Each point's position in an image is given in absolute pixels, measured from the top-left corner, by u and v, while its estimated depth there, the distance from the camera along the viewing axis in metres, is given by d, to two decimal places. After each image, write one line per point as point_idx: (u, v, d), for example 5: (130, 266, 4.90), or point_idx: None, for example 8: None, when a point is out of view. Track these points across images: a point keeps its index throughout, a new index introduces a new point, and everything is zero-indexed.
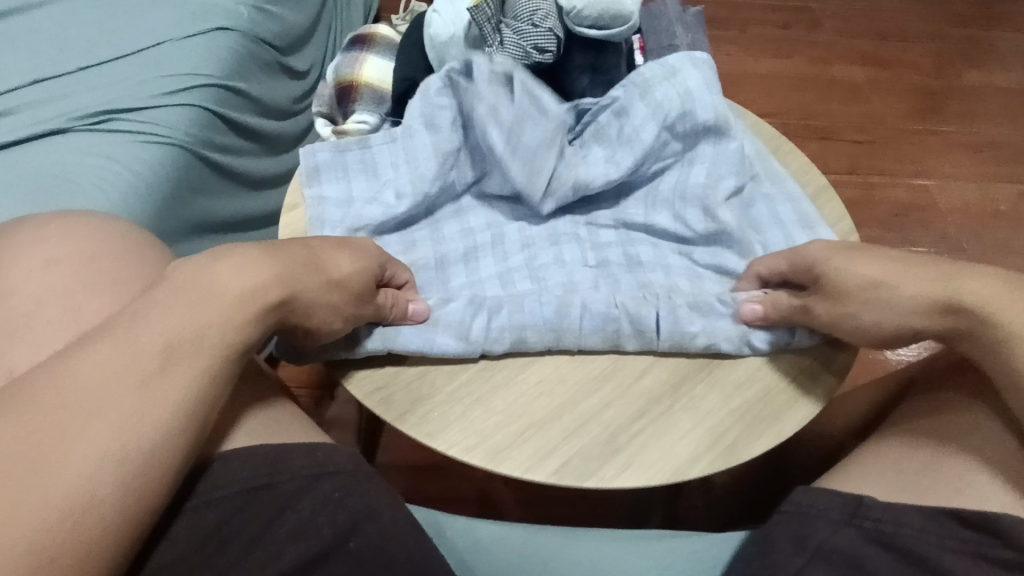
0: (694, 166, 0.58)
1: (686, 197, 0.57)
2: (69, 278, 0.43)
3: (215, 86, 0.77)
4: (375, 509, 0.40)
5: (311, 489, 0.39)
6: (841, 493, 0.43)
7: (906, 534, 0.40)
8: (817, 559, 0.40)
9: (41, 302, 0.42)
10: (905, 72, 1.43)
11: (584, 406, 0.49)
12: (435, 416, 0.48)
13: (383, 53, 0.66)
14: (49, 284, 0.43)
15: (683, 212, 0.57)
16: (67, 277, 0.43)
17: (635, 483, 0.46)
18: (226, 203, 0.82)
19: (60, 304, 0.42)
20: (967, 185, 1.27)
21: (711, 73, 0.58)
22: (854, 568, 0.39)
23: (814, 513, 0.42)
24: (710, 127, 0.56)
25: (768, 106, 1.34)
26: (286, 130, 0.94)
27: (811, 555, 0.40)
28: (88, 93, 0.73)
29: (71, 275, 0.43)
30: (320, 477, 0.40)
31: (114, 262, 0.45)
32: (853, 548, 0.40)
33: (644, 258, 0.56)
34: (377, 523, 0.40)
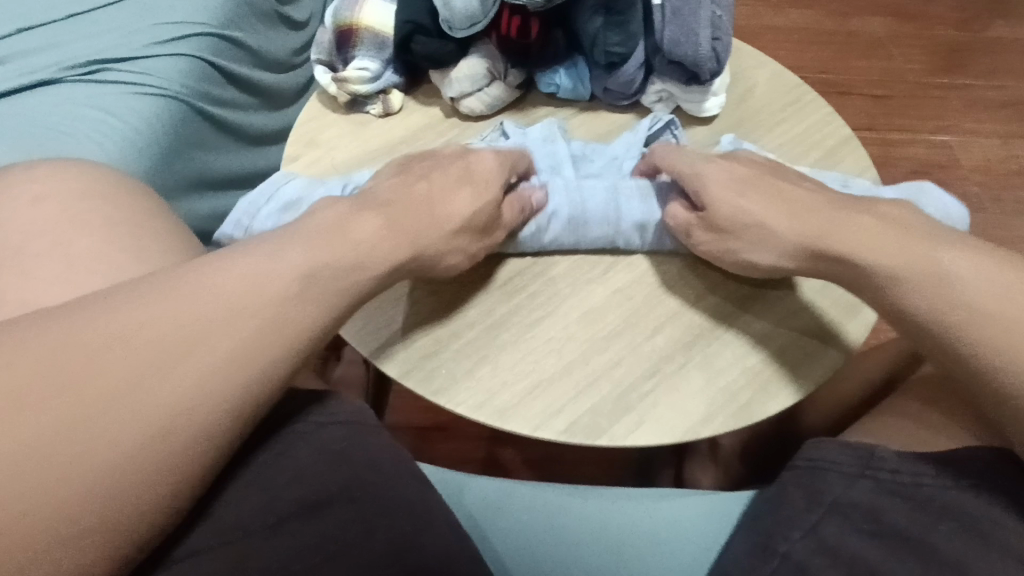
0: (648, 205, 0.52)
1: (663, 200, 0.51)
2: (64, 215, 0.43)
3: (210, 35, 0.74)
4: (372, 455, 0.40)
5: (311, 438, 0.38)
6: (852, 445, 0.41)
7: (929, 487, 0.39)
8: (832, 512, 0.40)
9: (32, 241, 0.42)
10: (930, 24, 1.36)
11: (594, 363, 0.47)
12: (443, 373, 0.46)
13: None
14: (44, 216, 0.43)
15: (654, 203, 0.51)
16: (50, 218, 0.43)
17: (647, 442, 0.44)
18: (219, 157, 0.78)
19: (38, 247, 0.42)
20: (990, 143, 1.23)
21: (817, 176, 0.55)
22: (872, 521, 0.39)
23: (827, 467, 0.41)
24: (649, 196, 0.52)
25: (785, 61, 1.29)
26: (285, 84, 0.89)
27: (826, 509, 0.40)
28: (78, 41, 0.70)
29: (58, 219, 0.43)
30: (321, 426, 0.39)
31: (98, 205, 0.44)
32: (874, 499, 0.39)
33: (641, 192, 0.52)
34: (377, 469, 0.39)
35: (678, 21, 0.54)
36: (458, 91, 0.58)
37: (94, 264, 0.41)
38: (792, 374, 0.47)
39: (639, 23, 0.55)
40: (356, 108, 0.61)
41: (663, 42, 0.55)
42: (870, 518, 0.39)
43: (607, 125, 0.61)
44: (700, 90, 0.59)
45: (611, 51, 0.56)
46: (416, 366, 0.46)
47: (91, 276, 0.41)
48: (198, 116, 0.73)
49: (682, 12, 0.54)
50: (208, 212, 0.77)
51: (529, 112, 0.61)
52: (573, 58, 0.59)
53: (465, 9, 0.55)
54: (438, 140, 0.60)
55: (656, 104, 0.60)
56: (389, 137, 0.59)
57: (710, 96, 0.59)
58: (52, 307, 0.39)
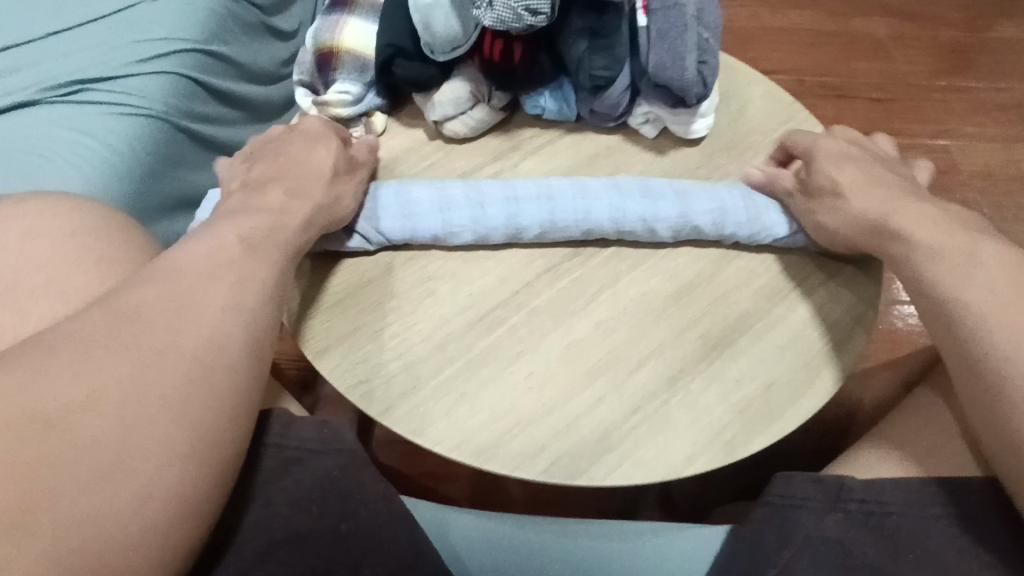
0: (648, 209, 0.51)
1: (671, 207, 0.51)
2: (59, 259, 0.45)
3: (193, 52, 0.73)
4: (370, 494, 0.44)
5: (312, 464, 0.44)
6: (822, 481, 0.44)
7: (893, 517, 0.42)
8: (802, 551, 0.42)
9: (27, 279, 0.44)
10: (932, 25, 1.34)
11: (576, 401, 0.46)
12: (420, 412, 0.45)
13: (364, 13, 0.60)
14: (37, 258, 0.45)
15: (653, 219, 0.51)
16: (48, 257, 0.45)
17: (628, 483, 0.44)
18: (204, 174, 0.77)
19: (38, 282, 0.44)
20: (992, 148, 1.21)
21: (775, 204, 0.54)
22: (843, 556, 0.41)
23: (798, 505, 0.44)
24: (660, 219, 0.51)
25: (783, 64, 1.28)
26: (272, 96, 0.88)
27: (796, 548, 0.42)
28: (58, 61, 0.69)
29: (58, 255, 0.45)
30: (321, 454, 0.44)
31: (92, 246, 0.46)
32: (835, 530, 0.43)
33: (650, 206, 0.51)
34: (372, 508, 0.43)
35: (664, 44, 0.53)
36: (441, 115, 0.57)
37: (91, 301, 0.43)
38: (778, 410, 0.46)
39: (624, 46, 0.54)
40: None
41: (649, 65, 0.54)
42: (841, 553, 0.42)
43: (594, 148, 0.60)
44: (688, 113, 0.58)
45: (596, 74, 0.54)
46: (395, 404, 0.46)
47: None
48: (181, 134, 0.72)
49: (669, 35, 0.53)
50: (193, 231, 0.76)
51: (515, 133, 0.60)
52: (559, 81, 0.58)
53: (446, 30, 0.53)
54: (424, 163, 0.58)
55: (643, 125, 0.59)
56: None
57: (699, 118, 0.58)
58: None
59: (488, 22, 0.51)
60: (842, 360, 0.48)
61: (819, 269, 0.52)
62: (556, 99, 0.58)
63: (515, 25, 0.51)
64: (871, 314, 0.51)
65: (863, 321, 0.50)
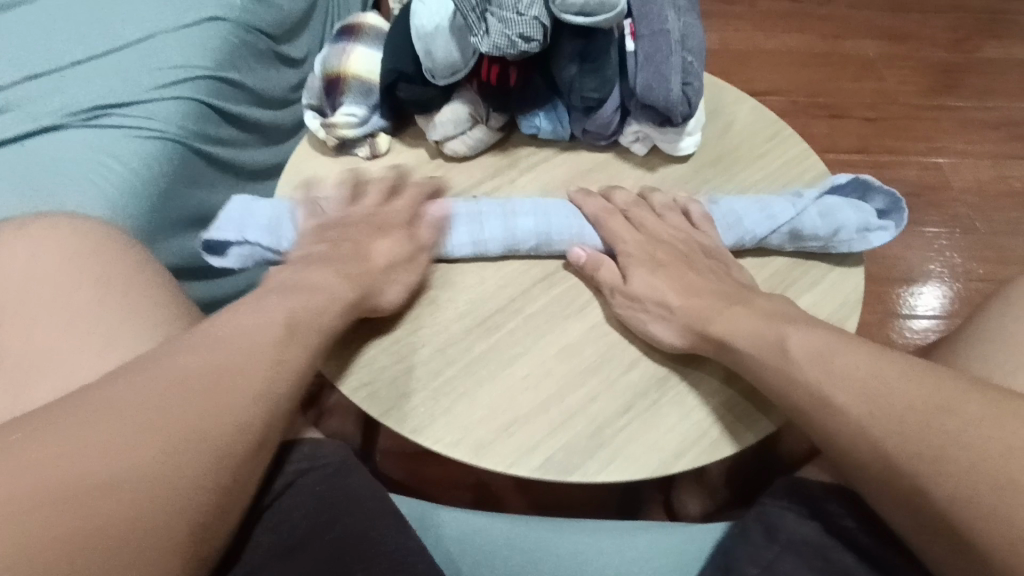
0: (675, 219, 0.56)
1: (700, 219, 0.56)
2: (73, 278, 0.48)
3: (208, 78, 0.77)
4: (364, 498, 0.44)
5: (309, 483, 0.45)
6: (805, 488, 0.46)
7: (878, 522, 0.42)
8: (787, 550, 0.42)
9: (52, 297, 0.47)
10: (921, 47, 1.39)
11: (570, 400, 0.48)
12: (422, 412, 0.48)
13: (370, 41, 0.64)
14: (61, 278, 0.48)
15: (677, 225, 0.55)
16: (70, 275, 0.48)
17: (620, 478, 0.46)
18: (216, 193, 0.80)
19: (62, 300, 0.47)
20: (982, 164, 1.25)
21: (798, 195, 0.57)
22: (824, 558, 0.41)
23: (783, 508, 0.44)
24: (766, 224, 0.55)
25: (776, 84, 1.32)
26: (281, 120, 0.92)
27: (781, 546, 0.42)
28: (81, 88, 0.73)
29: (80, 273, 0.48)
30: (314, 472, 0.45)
31: (111, 264, 0.50)
32: (815, 532, 0.42)
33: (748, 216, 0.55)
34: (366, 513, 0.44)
35: (651, 67, 0.57)
36: (442, 134, 0.60)
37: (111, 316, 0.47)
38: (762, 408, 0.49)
39: (614, 69, 0.58)
40: (345, 151, 0.63)
41: (637, 87, 0.57)
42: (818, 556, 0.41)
43: (587, 165, 0.63)
44: (676, 131, 0.60)
45: (587, 96, 0.58)
46: (397, 405, 0.48)
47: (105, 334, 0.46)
48: (195, 155, 0.76)
49: (655, 58, 0.57)
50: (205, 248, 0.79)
51: (512, 152, 0.64)
52: (553, 102, 0.61)
53: (446, 57, 0.57)
54: (424, 179, 0.62)
55: (634, 143, 0.62)
56: (375, 178, 0.62)
57: (686, 136, 0.61)
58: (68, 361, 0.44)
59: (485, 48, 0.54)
60: None
61: (804, 273, 0.56)
62: (550, 117, 0.61)
63: (510, 51, 0.54)
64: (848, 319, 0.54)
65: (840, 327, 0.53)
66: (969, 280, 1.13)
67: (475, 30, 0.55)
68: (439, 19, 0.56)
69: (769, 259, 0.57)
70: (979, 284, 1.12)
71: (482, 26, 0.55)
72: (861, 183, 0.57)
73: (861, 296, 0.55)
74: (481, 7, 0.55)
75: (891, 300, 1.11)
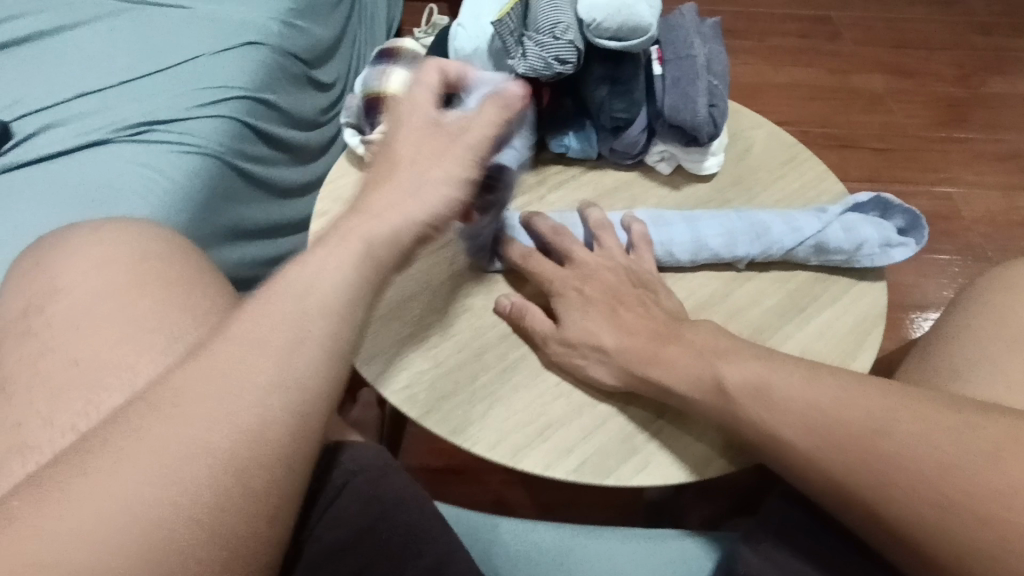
0: (706, 231, 0.56)
1: (726, 227, 0.56)
2: (126, 279, 0.50)
3: (247, 98, 0.81)
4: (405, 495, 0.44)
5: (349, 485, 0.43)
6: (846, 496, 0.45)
7: None
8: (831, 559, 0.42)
9: (104, 298, 0.49)
10: (928, 81, 1.42)
11: (603, 407, 0.49)
12: (459, 414, 0.49)
13: (407, 64, 0.67)
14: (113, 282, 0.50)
15: (705, 236, 0.56)
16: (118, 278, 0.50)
17: (652, 483, 0.47)
18: (250, 208, 0.83)
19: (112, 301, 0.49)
20: (991, 195, 1.27)
21: (822, 211, 0.58)
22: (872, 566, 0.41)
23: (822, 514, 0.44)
24: (790, 236, 0.56)
25: (786, 116, 1.36)
26: (311, 140, 0.96)
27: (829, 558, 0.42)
28: (128, 105, 0.77)
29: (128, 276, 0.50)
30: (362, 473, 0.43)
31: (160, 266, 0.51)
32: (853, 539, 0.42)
33: (775, 229, 0.56)
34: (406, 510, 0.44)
35: (677, 89, 0.60)
36: None
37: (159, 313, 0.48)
38: None
39: (641, 92, 0.60)
40: None
41: (664, 108, 0.60)
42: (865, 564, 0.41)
43: (611, 183, 0.65)
44: (699, 152, 0.63)
45: (616, 116, 0.60)
46: (433, 411, 0.49)
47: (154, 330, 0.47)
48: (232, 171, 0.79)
49: (681, 82, 0.60)
50: (237, 260, 0.81)
51: (540, 170, 0.66)
52: (582, 123, 0.64)
53: None
54: None
55: (658, 163, 0.65)
56: None
57: (709, 156, 0.64)
58: (117, 359, 0.46)
59: (522, 69, 0.57)
60: None
61: (825, 289, 0.57)
62: (579, 137, 0.64)
63: (546, 72, 0.57)
64: (874, 334, 0.55)
65: (863, 340, 0.54)
66: None
67: (512, 53, 0.58)
68: (478, 43, 0.60)
69: (791, 275, 0.58)
70: None
71: (519, 49, 0.58)
72: (881, 201, 0.59)
73: (883, 309, 0.56)
74: (518, 32, 0.58)
75: (904, 325, 1.12)
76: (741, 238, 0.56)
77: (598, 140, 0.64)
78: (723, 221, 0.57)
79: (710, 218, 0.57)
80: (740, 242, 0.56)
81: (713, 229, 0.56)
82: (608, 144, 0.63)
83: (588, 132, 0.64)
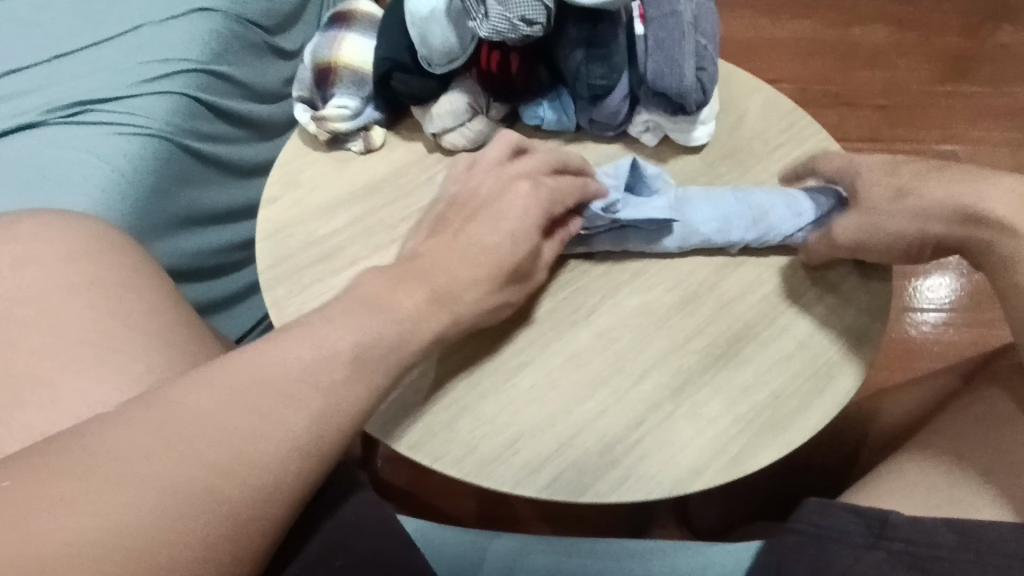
0: (700, 213, 0.50)
1: (722, 209, 0.51)
2: (51, 283, 0.45)
3: (198, 72, 0.74)
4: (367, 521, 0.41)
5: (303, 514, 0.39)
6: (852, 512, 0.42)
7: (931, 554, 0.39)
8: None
9: (26, 305, 0.44)
10: (932, 32, 1.34)
11: (579, 414, 0.45)
12: (419, 426, 0.45)
13: (363, 28, 0.60)
14: (35, 288, 0.45)
15: (698, 219, 0.50)
16: (41, 281, 0.45)
17: (633, 498, 0.43)
18: (208, 193, 0.77)
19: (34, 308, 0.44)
20: (998, 153, 1.20)
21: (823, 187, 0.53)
22: None
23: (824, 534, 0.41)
24: (789, 219, 0.51)
25: (783, 74, 1.28)
26: (277, 114, 0.88)
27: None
28: (64, 83, 0.70)
29: (53, 279, 0.45)
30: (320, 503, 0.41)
31: (88, 266, 0.46)
32: None
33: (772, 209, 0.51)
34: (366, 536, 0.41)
35: (661, 52, 0.53)
36: (439, 127, 0.57)
37: (87, 321, 0.44)
38: (787, 417, 0.45)
39: (621, 55, 0.54)
40: (337, 146, 0.60)
41: (646, 73, 0.54)
42: None
43: (592, 158, 0.59)
44: (688, 120, 0.57)
45: (595, 84, 0.54)
46: (394, 423, 0.45)
47: (80, 340, 0.43)
48: (185, 154, 0.72)
49: (665, 43, 0.53)
50: (196, 249, 0.76)
51: None
52: (558, 91, 0.58)
53: (443, 44, 0.54)
54: (423, 177, 0.58)
55: (642, 135, 0.59)
56: (370, 174, 0.58)
57: (699, 125, 0.58)
58: (39, 375, 0.41)
59: (484, 32, 0.51)
60: (846, 373, 0.47)
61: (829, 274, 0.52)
62: (555, 107, 0.58)
63: (511, 36, 0.51)
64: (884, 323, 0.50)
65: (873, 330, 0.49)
66: None
67: (472, 13, 0.51)
68: (435, 4, 0.53)
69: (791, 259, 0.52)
70: None
71: (480, 10, 0.52)
72: None
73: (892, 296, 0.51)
74: None
75: None
76: (736, 221, 0.50)
77: (576, 110, 0.57)
78: (716, 201, 0.51)
79: (703, 198, 0.52)
80: (737, 226, 0.51)
81: (709, 211, 0.51)
82: (587, 115, 0.57)
83: (564, 101, 0.58)
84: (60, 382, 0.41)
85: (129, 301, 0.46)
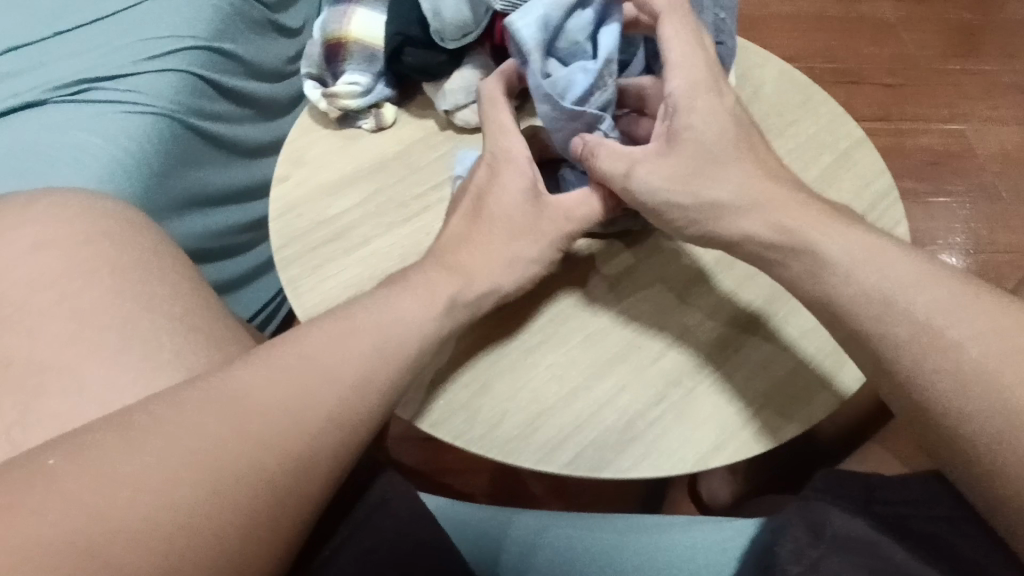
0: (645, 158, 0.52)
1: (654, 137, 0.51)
2: (62, 263, 0.45)
3: (200, 48, 0.72)
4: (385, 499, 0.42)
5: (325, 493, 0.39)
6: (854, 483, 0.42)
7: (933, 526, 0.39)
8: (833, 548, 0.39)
9: (41, 286, 0.44)
10: (942, 6, 1.32)
11: (598, 391, 0.45)
12: (439, 405, 0.45)
13: (371, 2, 0.59)
14: (50, 268, 0.45)
15: None
16: (55, 262, 0.45)
17: (654, 474, 0.43)
18: (214, 173, 0.76)
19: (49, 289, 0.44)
20: (1007, 130, 1.19)
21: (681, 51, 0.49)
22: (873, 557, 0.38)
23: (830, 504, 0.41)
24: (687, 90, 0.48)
25: (790, 50, 1.26)
26: (281, 94, 0.87)
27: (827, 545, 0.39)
28: (65, 61, 0.69)
29: (66, 260, 0.45)
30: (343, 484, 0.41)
31: (101, 246, 0.46)
32: (867, 531, 0.39)
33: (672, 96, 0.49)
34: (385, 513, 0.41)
35: None
36: (452, 103, 0.56)
37: (102, 301, 0.43)
38: (807, 393, 0.45)
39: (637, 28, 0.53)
40: (347, 123, 0.59)
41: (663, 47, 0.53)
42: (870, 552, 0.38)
43: None
44: None
45: None
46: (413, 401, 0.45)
47: (97, 321, 0.42)
48: (189, 132, 0.71)
49: None
50: (203, 230, 0.75)
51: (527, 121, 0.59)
52: None
53: (456, 18, 0.53)
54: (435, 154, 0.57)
55: None
56: (380, 152, 0.57)
57: None
58: (57, 357, 0.41)
59: None
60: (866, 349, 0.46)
61: None
62: None
63: None
64: None
65: None
66: (993, 252, 1.08)
67: None
68: None
69: None
70: (1005, 256, 1.08)
71: None
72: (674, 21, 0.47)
73: None
74: None
75: None
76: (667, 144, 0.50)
77: None
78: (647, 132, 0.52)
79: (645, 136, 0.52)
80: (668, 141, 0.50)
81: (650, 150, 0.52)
82: None
83: None
84: (77, 364, 0.41)
85: (144, 281, 0.45)
